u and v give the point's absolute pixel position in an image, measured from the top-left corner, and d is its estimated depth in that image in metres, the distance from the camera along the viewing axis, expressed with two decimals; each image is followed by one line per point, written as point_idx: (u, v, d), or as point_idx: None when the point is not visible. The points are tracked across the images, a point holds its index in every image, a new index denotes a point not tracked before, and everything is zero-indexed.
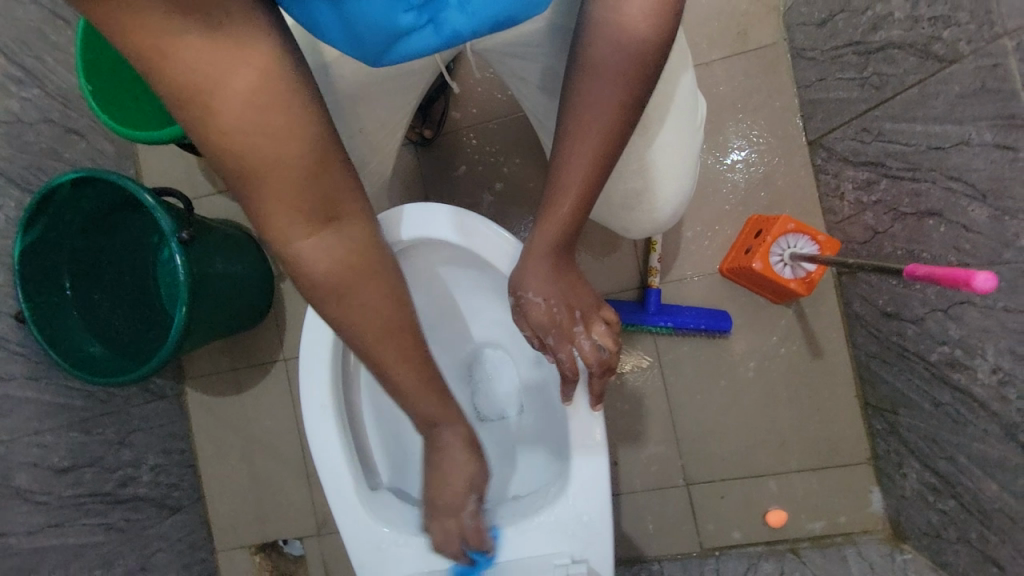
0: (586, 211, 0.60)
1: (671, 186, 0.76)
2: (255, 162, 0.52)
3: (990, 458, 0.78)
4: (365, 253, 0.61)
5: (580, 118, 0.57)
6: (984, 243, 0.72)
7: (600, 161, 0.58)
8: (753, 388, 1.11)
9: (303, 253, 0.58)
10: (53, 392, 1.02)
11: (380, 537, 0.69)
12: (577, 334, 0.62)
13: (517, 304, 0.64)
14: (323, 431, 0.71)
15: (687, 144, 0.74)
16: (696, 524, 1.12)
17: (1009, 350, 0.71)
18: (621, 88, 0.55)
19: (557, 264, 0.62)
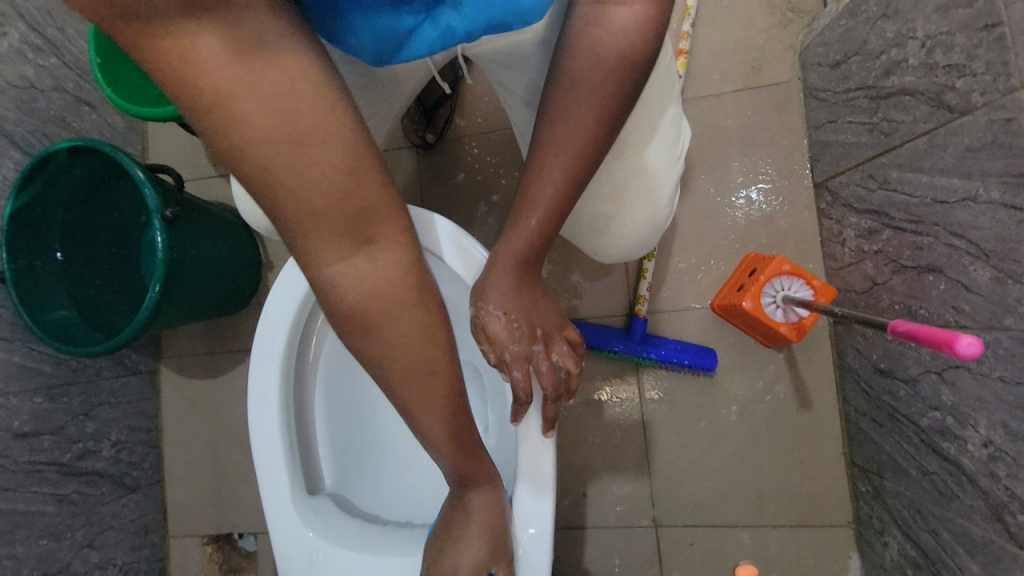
0: (554, 227, 0.58)
1: (642, 213, 0.75)
2: (283, 171, 0.47)
3: (976, 539, 0.72)
4: (402, 279, 0.54)
5: (554, 131, 0.55)
6: (984, 305, 0.67)
7: (574, 177, 0.56)
8: (735, 433, 1.06)
9: (339, 276, 0.52)
10: (25, 355, 1.02)
11: (310, 547, 0.66)
12: (536, 353, 0.59)
13: (476, 317, 0.60)
14: (268, 427, 0.69)
15: (663, 174, 0.73)
16: (662, 570, 1.06)
17: (1002, 425, 0.66)
18: (598, 104, 0.53)
19: (521, 279, 0.59)
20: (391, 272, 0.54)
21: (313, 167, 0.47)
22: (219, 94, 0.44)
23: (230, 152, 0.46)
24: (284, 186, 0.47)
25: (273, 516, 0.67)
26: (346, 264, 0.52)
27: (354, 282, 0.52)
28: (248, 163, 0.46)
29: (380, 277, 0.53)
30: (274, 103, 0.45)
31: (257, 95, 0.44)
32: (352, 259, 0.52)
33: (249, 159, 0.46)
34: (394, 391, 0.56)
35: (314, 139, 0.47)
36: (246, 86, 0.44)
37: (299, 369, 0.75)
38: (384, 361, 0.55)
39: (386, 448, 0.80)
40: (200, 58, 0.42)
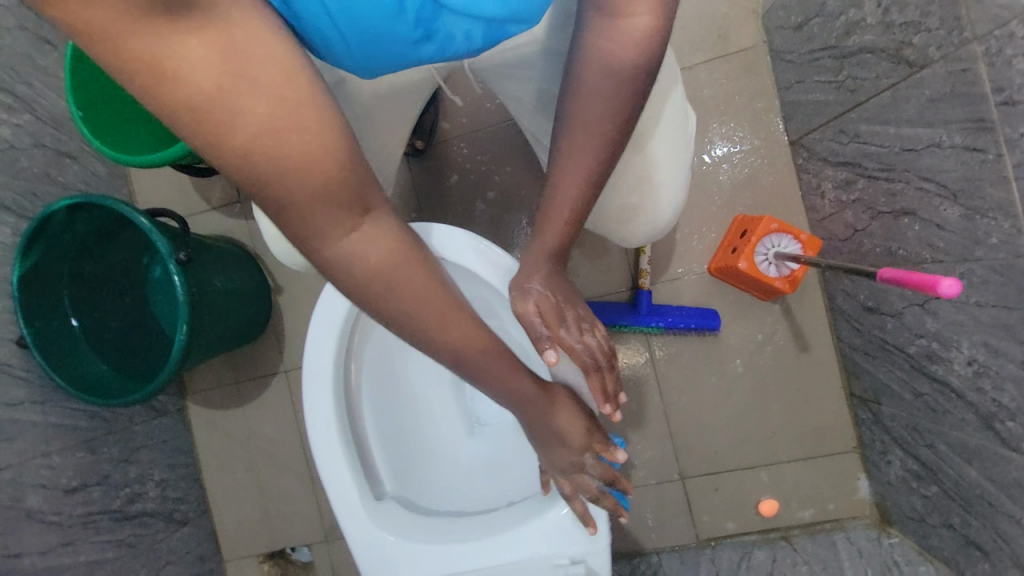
0: (579, 224, 0.63)
1: (666, 197, 0.79)
2: (286, 157, 0.49)
3: (968, 445, 0.81)
4: (405, 247, 0.58)
5: (573, 136, 0.60)
6: (957, 240, 0.75)
7: (594, 176, 0.60)
8: (743, 383, 1.15)
9: (352, 253, 0.56)
10: (58, 414, 1.04)
11: (383, 546, 0.72)
12: (585, 328, 0.63)
13: (521, 293, 0.64)
14: (328, 444, 0.75)
15: (674, 163, 0.77)
16: (692, 516, 1.16)
17: (983, 343, 0.74)
18: (613, 111, 0.58)
19: (553, 276, 0.64)
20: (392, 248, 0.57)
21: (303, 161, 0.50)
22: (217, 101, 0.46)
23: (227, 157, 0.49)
24: (281, 184, 0.50)
25: (347, 524, 0.73)
26: (359, 240, 0.55)
27: (362, 254, 0.56)
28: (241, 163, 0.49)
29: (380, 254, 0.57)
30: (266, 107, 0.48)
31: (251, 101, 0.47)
32: (358, 238, 0.55)
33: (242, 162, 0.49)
34: None
35: (312, 136, 0.50)
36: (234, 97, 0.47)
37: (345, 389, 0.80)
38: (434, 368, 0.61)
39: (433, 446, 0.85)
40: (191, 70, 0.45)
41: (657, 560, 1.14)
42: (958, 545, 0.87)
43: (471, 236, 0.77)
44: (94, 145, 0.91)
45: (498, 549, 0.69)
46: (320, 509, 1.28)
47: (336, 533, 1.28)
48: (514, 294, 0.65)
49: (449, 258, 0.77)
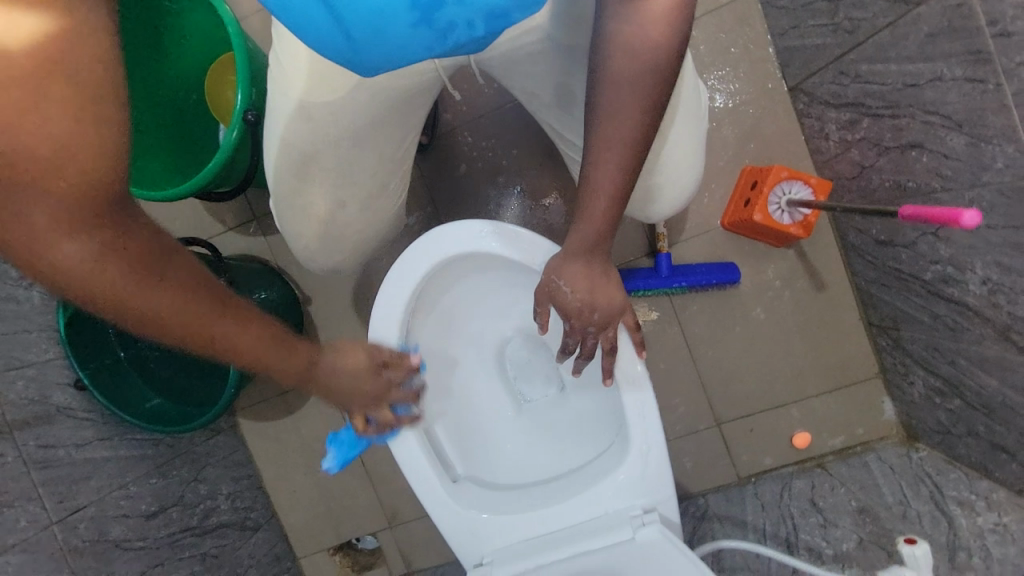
0: (618, 210, 0.67)
1: (682, 178, 0.83)
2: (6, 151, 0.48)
3: (988, 357, 0.87)
4: (150, 264, 0.55)
5: (605, 126, 0.63)
6: (964, 167, 0.79)
7: (628, 163, 0.64)
8: (766, 328, 1.20)
9: (55, 257, 0.51)
10: (126, 446, 1.09)
11: (471, 523, 0.77)
12: (595, 329, 0.72)
13: (547, 286, 0.72)
14: (404, 439, 0.80)
15: (690, 140, 0.80)
16: (731, 457, 1.23)
17: (996, 263, 0.79)
18: (641, 96, 0.61)
19: (594, 261, 0.70)
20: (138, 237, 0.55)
21: (61, 174, 0.49)
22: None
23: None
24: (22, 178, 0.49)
25: (434, 508, 0.79)
26: (70, 250, 0.51)
27: (79, 265, 0.51)
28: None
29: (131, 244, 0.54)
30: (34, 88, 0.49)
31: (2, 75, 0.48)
32: (71, 247, 0.51)
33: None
34: None
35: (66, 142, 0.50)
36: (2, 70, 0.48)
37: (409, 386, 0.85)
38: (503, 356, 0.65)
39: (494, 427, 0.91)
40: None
41: (703, 502, 1.21)
42: (984, 450, 0.93)
43: (489, 224, 0.79)
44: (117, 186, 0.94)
45: (576, 510, 0.75)
46: (379, 499, 1.35)
47: (398, 518, 1.35)
48: (542, 286, 0.73)
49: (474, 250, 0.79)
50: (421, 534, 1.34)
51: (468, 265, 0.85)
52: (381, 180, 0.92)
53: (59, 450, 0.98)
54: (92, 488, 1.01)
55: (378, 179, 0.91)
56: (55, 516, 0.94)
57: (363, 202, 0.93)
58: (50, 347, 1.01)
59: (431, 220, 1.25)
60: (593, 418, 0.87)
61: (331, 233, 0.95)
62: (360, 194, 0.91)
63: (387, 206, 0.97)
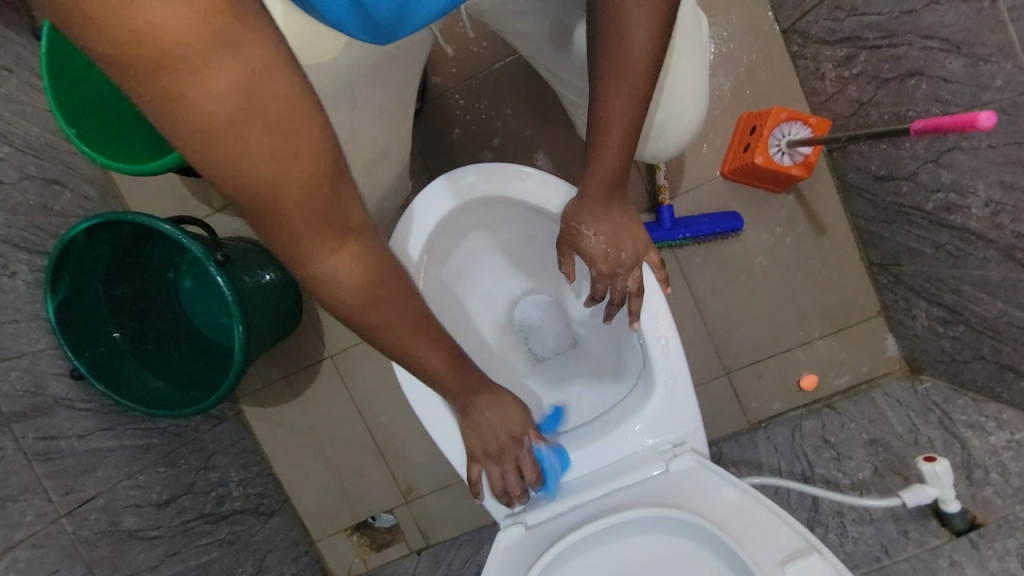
0: (631, 145, 0.65)
1: (685, 115, 0.81)
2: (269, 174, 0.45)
3: (992, 280, 0.89)
4: (384, 279, 0.59)
5: (613, 55, 0.61)
6: (964, 89, 0.79)
7: (638, 92, 0.62)
8: (770, 274, 1.21)
9: (325, 270, 0.54)
10: (131, 436, 1.06)
11: None
12: (620, 273, 0.70)
13: (567, 235, 0.71)
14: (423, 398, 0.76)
15: (689, 72, 0.78)
16: (741, 405, 1.24)
17: (999, 182, 0.80)
18: (648, 19, 0.58)
19: (612, 203, 0.68)
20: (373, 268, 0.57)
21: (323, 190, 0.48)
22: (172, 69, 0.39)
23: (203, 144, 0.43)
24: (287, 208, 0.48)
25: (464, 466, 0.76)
26: (335, 262, 0.54)
27: (340, 276, 0.55)
28: (235, 162, 0.44)
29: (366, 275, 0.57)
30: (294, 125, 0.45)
31: (260, 111, 0.43)
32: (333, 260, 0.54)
33: (232, 163, 0.44)
34: None
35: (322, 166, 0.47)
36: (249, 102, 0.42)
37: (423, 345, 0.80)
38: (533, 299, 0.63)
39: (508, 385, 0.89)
40: (198, 89, 0.40)
41: (717, 450, 1.23)
42: (990, 372, 0.96)
43: (444, 179, 0.78)
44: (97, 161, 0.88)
45: (606, 452, 0.74)
46: (394, 476, 1.34)
47: (415, 492, 1.33)
48: (562, 235, 0.71)
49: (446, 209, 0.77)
50: (439, 507, 1.33)
51: (475, 217, 0.83)
52: (383, 144, 0.88)
53: (61, 442, 0.94)
54: (100, 479, 0.98)
55: (381, 141, 0.88)
56: (64, 508, 0.92)
57: (366, 169, 0.89)
58: (42, 337, 0.97)
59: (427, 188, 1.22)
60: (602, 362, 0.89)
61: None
62: (359, 159, 0.86)
63: (387, 171, 0.94)
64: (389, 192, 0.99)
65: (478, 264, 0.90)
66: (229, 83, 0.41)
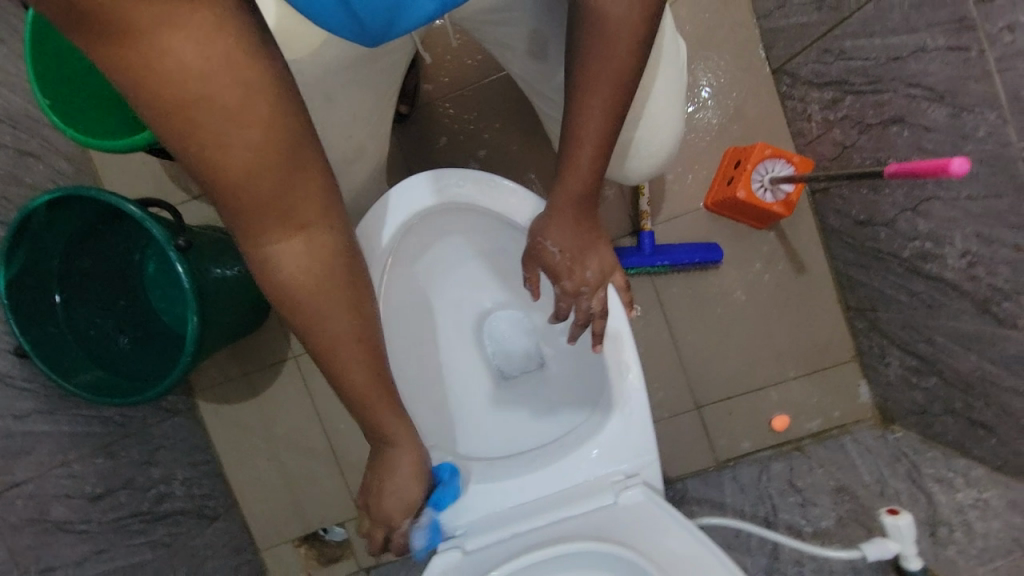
0: (603, 161, 0.64)
1: (661, 139, 0.81)
2: (231, 149, 0.48)
3: (965, 332, 0.88)
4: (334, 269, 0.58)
5: (591, 69, 0.59)
6: (945, 138, 0.79)
7: (614, 110, 0.61)
8: (747, 310, 1.19)
9: (275, 255, 0.55)
10: (71, 422, 1.00)
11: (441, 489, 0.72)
12: (584, 292, 0.68)
13: (534, 249, 0.69)
14: None
15: (668, 97, 0.78)
16: (710, 441, 1.21)
17: (975, 234, 0.80)
18: (627, 37, 0.57)
19: (581, 220, 0.67)
20: (327, 258, 0.58)
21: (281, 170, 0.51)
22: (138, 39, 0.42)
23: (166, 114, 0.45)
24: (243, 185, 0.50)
25: None
26: (285, 248, 0.55)
27: (288, 263, 0.56)
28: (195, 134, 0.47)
29: (317, 263, 0.57)
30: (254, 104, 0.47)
31: (220, 84, 0.45)
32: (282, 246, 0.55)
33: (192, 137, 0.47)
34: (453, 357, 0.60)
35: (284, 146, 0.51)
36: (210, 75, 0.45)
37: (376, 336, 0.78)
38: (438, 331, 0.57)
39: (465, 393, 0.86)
40: (170, 61, 0.43)
41: (682, 486, 1.19)
42: (961, 427, 0.94)
43: (427, 175, 0.76)
44: (66, 133, 0.85)
45: (556, 478, 0.72)
46: (348, 487, 1.28)
47: None
48: (529, 249, 0.70)
49: (419, 204, 0.76)
50: None
51: (454, 220, 0.81)
52: (358, 142, 0.86)
53: None
54: (30, 465, 0.93)
55: (357, 141, 0.86)
56: None
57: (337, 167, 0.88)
58: None
59: None
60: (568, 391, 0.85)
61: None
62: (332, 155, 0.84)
63: (363, 171, 0.92)
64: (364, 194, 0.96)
65: (454, 266, 0.88)
66: (190, 54, 0.43)
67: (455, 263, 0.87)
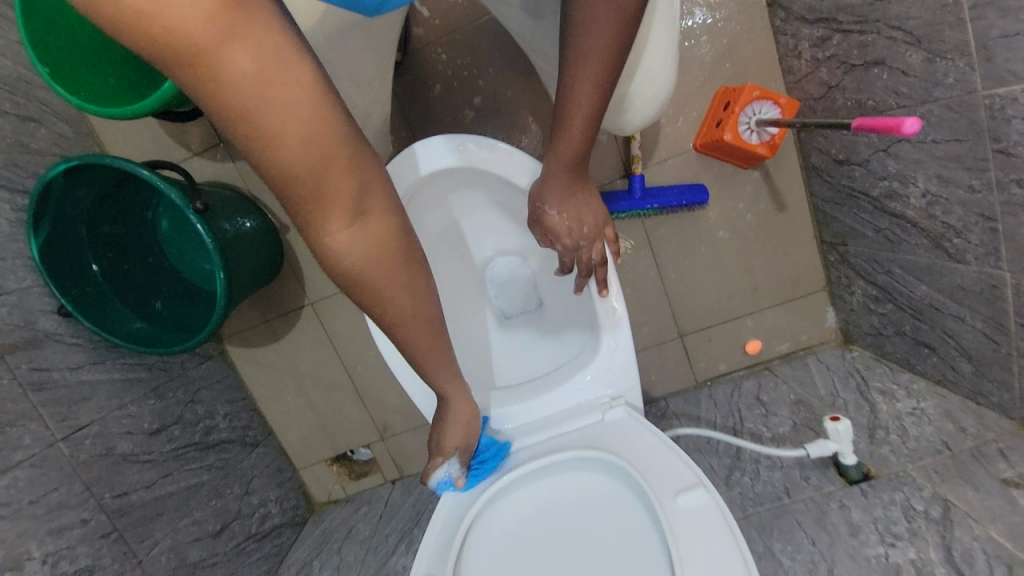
0: (594, 129, 0.68)
1: (655, 86, 0.82)
2: (290, 143, 0.47)
3: (920, 264, 0.98)
4: (390, 255, 0.58)
5: (581, 45, 0.63)
6: (919, 84, 0.84)
7: (603, 81, 0.64)
8: (729, 246, 1.28)
9: (337, 247, 0.56)
10: (120, 369, 1.11)
11: None
12: (582, 248, 0.75)
13: (535, 214, 0.75)
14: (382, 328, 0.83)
15: (661, 43, 0.79)
16: (691, 364, 1.35)
17: (936, 176, 0.87)
18: (613, 12, 0.61)
19: (574, 182, 0.73)
20: (382, 242, 0.58)
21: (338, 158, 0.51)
22: (200, 54, 0.41)
23: (235, 125, 0.46)
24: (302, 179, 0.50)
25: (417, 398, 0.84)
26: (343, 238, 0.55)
27: (349, 254, 0.56)
28: (261, 144, 0.47)
29: (382, 244, 0.57)
30: (315, 108, 0.48)
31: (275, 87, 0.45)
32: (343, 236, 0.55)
33: (257, 142, 0.47)
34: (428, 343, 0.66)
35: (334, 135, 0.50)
36: (266, 76, 0.44)
37: None
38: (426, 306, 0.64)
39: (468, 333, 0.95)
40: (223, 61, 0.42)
41: (665, 404, 1.35)
42: (909, 346, 1.08)
43: (447, 136, 0.83)
44: (68, 100, 0.87)
45: (557, 404, 0.86)
46: (370, 417, 1.43)
47: (389, 430, 1.43)
48: (531, 212, 0.76)
49: (436, 163, 0.83)
50: (412, 444, 1.43)
51: (462, 178, 0.88)
52: (362, 108, 0.88)
53: (53, 373, 0.99)
54: (93, 408, 1.05)
55: (360, 108, 0.88)
56: (59, 433, 0.98)
57: None
58: (29, 275, 0.99)
59: (407, 142, 1.23)
60: (557, 335, 0.95)
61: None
62: None
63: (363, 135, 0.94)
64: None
65: (461, 218, 0.95)
66: (242, 54, 0.42)
67: (462, 215, 0.95)
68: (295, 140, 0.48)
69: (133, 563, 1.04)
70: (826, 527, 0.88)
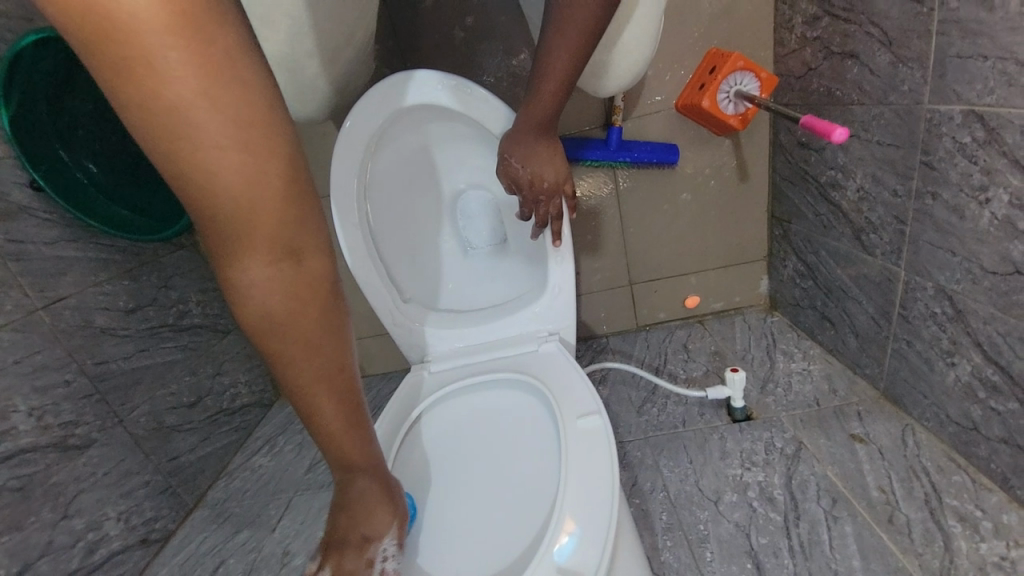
0: (564, 94, 0.76)
1: (636, 53, 0.85)
2: (216, 161, 0.43)
3: (841, 251, 1.10)
4: (306, 298, 0.50)
5: (562, 16, 0.72)
6: (879, 85, 0.89)
7: (576, 53, 0.73)
8: (689, 208, 1.37)
9: (252, 282, 0.48)
10: (94, 250, 1.15)
11: (408, 324, 0.98)
12: (541, 201, 0.82)
13: (502, 162, 0.81)
14: (350, 242, 0.91)
15: (647, 13, 0.82)
16: (635, 310, 1.49)
17: (872, 175, 0.96)
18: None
19: (536, 138, 0.79)
20: (306, 283, 0.50)
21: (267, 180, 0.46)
22: (130, 45, 0.38)
23: (157, 128, 0.41)
24: (218, 198, 0.44)
25: (381, 309, 0.96)
26: (258, 274, 0.48)
27: (262, 292, 0.49)
28: (184, 153, 0.42)
29: (303, 287, 0.50)
30: (254, 126, 0.44)
31: (217, 97, 0.42)
32: (258, 271, 0.48)
33: (181, 151, 0.42)
34: (334, 408, 0.54)
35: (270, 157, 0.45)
36: (204, 85, 0.41)
37: (363, 197, 0.93)
38: (332, 363, 0.53)
39: (435, 257, 1.05)
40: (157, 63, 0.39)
41: (606, 341, 1.51)
42: (816, 319, 1.24)
43: (430, 72, 0.88)
44: None
45: (503, 330, 1.00)
46: None
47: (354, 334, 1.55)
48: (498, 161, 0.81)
49: (418, 96, 0.88)
50: (375, 349, 1.56)
51: (441, 114, 0.94)
52: (346, 25, 0.87)
53: (29, 246, 1.02)
54: (69, 284, 1.09)
55: (345, 26, 0.87)
56: (40, 303, 1.04)
57: (327, 51, 0.88)
58: None
59: (392, 56, 1.20)
60: (512, 271, 1.04)
61: (300, 86, 0.90)
62: (323, 41, 0.85)
63: (348, 53, 0.93)
64: (350, 79, 0.98)
65: (437, 150, 0.99)
66: (181, 58, 0.40)
67: (438, 148, 0.99)
68: (227, 152, 0.43)
69: (115, 421, 1.15)
70: (705, 452, 1.08)
